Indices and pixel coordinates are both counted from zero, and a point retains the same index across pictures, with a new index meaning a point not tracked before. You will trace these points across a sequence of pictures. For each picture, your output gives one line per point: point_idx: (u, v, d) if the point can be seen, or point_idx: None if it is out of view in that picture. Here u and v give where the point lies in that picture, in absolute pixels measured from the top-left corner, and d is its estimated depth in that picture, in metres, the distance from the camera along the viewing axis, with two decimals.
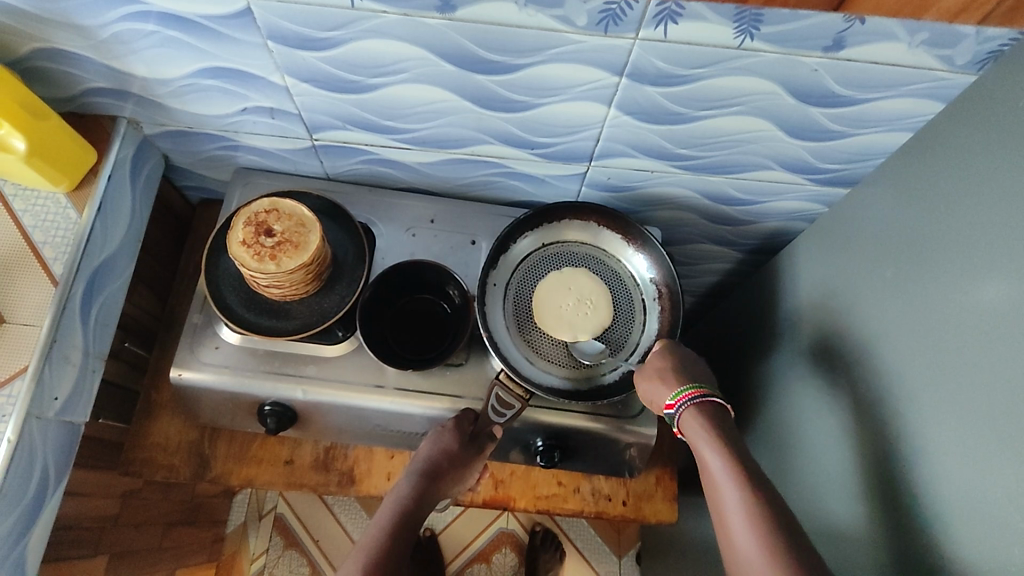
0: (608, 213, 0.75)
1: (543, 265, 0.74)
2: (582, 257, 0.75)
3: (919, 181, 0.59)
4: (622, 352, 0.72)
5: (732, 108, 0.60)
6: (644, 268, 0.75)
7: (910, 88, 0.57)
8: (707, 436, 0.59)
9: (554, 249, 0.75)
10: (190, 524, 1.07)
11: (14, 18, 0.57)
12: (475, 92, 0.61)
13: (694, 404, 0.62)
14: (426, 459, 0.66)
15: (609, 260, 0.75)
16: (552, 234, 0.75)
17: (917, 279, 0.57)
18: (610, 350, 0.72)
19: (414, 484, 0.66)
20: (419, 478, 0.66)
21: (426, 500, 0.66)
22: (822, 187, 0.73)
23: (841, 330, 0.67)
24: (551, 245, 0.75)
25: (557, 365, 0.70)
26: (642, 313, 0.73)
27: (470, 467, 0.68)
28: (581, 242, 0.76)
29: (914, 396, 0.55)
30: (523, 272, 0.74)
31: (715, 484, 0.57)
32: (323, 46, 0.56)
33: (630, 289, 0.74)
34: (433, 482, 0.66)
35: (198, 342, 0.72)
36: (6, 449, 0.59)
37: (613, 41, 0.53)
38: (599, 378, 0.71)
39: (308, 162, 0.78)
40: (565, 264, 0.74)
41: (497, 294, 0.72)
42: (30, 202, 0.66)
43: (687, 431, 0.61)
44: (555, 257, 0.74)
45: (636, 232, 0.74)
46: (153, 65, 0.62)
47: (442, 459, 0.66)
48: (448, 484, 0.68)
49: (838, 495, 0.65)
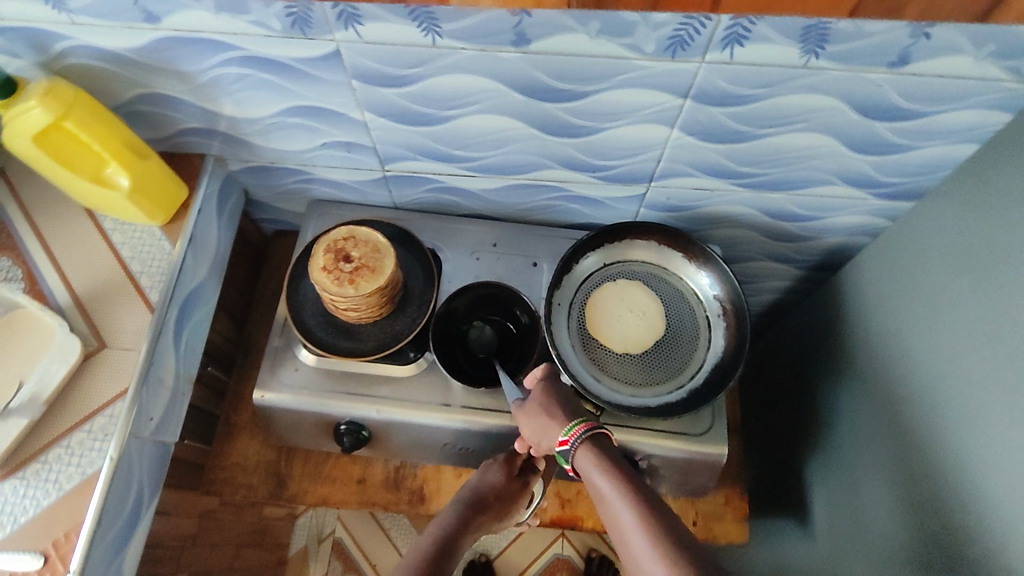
0: (670, 232, 0.76)
1: (605, 284, 0.76)
2: (643, 275, 0.76)
3: (990, 193, 0.58)
4: (686, 369, 0.73)
5: (796, 125, 0.62)
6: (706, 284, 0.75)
7: (977, 99, 0.57)
8: (603, 463, 0.55)
9: (616, 269, 0.77)
10: (258, 546, 1.10)
11: (123, 67, 0.63)
12: (543, 119, 0.64)
13: (587, 440, 0.57)
14: (478, 485, 0.69)
15: (671, 279, 0.76)
16: (613, 253, 0.77)
17: (994, 284, 0.56)
18: (676, 367, 0.73)
19: (463, 509, 0.67)
20: (466, 503, 0.67)
21: (472, 528, 0.67)
22: (885, 201, 0.73)
23: (913, 342, 0.66)
24: (613, 265, 0.77)
25: (625, 383, 0.71)
26: (706, 330, 0.74)
27: (515, 502, 0.71)
28: (643, 261, 0.77)
29: (999, 404, 0.54)
30: (587, 291, 0.75)
31: (608, 507, 0.53)
32: (401, 82, 0.60)
33: (692, 306, 0.75)
34: (479, 510, 0.68)
35: (278, 364, 0.76)
36: (109, 466, 0.62)
37: (679, 65, 0.55)
38: (667, 395, 0.71)
39: (377, 193, 0.82)
40: (627, 283, 0.76)
41: (563, 313, 0.74)
42: (129, 236, 0.72)
43: (581, 468, 0.57)
44: (616, 276, 0.76)
45: (696, 251, 0.75)
46: (242, 105, 0.67)
47: (495, 486, 0.70)
48: (491, 515, 0.69)
49: (922, 513, 0.63)
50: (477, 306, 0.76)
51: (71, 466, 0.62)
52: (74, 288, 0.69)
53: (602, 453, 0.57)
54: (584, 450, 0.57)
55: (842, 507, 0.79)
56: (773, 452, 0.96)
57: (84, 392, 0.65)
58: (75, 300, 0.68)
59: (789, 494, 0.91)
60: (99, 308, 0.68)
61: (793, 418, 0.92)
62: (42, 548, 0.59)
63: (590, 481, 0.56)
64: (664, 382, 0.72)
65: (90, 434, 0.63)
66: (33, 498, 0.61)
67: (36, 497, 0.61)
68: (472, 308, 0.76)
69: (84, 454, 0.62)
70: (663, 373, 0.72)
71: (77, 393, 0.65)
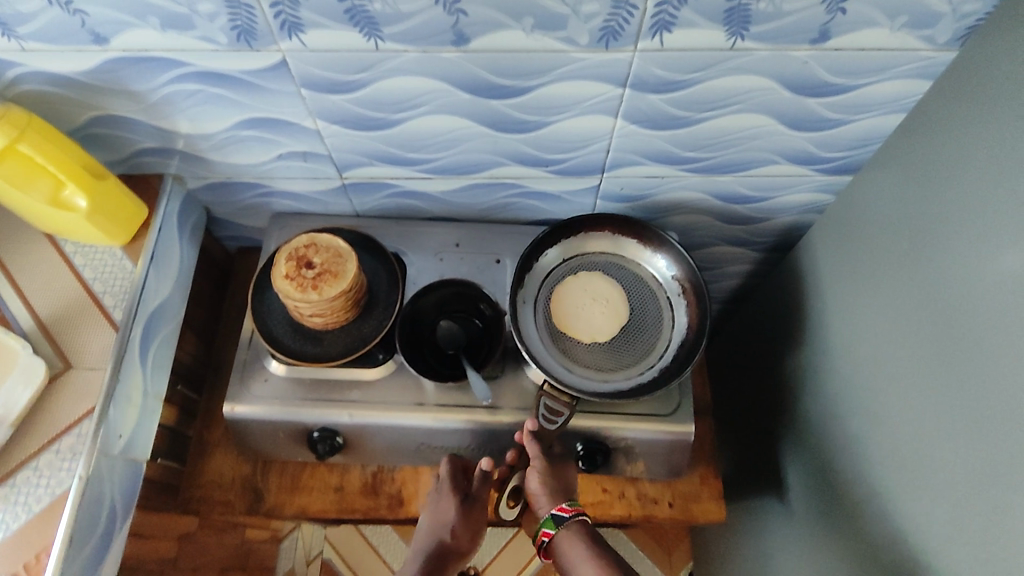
0: (623, 220, 0.78)
1: (564, 279, 0.77)
2: (600, 265, 0.78)
3: (919, 159, 0.61)
4: (654, 350, 0.74)
5: (733, 107, 0.65)
6: (660, 267, 0.78)
7: (898, 70, 0.60)
8: (585, 550, 0.67)
9: (574, 262, 0.78)
10: (243, 570, 1.08)
11: (74, 91, 0.64)
12: (491, 116, 0.66)
13: (578, 524, 0.69)
14: (428, 531, 0.74)
15: (630, 265, 0.78)
16: (569, 247, 0.79)
17: (930, 244, 0.58)
18: (644, 348, 0.74)
19: (424, 559, 0.73)
20: (425, 553, 0.73)
21: (442, 565, 0.73)
22: (828, 177, 0.76)
23: (864, 307, 0.68)
24: (570, 258, 0.79)
25: (596, 371, 0.73)
26: (668, 310, 0.76)
27: (474, 526, 0.75)
28: (602, 252, 0.79)
29: (950, 356, 0.56)
30: (548, 286, 0.77)
31: None
32: (350, 88, 0.62)
33: (651, 289, 0.77)
34: (437, 547, 0.73)
35: (249, 375, 0.76)
36: (79, 484, 0.62)
37: (614, 55, 0.58)
38: (638, 377, 0.73)
39: (338, 202, 0.83)
40: (588, 274, 0.77)
41: (525, 310, 0.75)
42: (90, 258, 0.72)
43: (566, 545, 0.68)
44: (578, 268, 0.78)
45: (648, 236, 0.78)
46: (196, 121, 0.68)
47: (443, 524, 0.74)
48: (459, 549, 0.75)
49: (887, 472, 0.65)
50: (450, 303, 0.77)
51: (41, 487, 0.62)
52: (36, 312, 0.69)
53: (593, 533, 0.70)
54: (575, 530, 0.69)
55: (814, 478, 0.80)
56: (748, 432, 0.98)
57: (51, 414, 0.65)
58: (38, 324, 0.68)
59: (767, 471, 0.92)
60: (62, 331, 0.68)
61: (763, 396, 0.94)
62: (13, 571, 0.59)
63: (569, 560, 0.67)
64: (634, 364, 0.74)
65: (58, 454, 0.63)
66: (2, 522, 0.61)
67: (6, 520, 0.61)
68: (444, 305, 0.77)
69: (53, 474, 0.63)
70: (632, 356, 0.74)
71: (44, 415, 0.65)
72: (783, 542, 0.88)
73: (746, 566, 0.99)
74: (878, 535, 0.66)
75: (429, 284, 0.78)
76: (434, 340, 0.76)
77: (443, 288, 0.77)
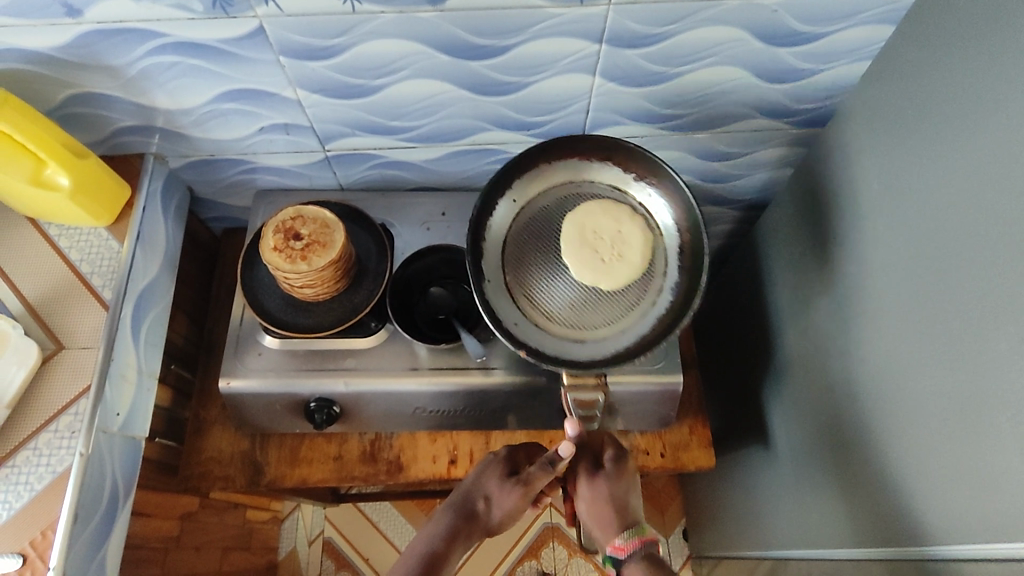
0: (568, 144, 0.71)
1: (525, 232, 0.71)
2: (560, 203, 0.72)
3: (886, 101, 0.63)
4: (655, 276, 0.69)
5: (707, 60, 0.66)
6: (626, 180, 0.72)
7: (863, 16, 0.62)
8: None
9: (525, 214, 0.72)
10: (245, 549, 1.10)
11: (49, 68, 0.63)
12: (471, 79, 0.67)
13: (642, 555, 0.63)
14: (468, 488, 0.72)
15: (586, 189, 0.72)
16: (520, 196, 0.72)
17: (901, 183, 0.60)
18: (644, 267, 0.69)
19: (451, 514, 0.71)
20: (456, 509, 0.72)
21: (464, 531, 0.71)
22: (802, 129, 0.78)
23: (840, 252, 0.71)
24: (517, 214, 0.72)
25: (605, 326, 0.67)
26: (651, 219, 0.71)
27: (506, 506, 0.70)
28: (547, 193, 0.72)
29: (922, 290, 0.57)
30: (512, 246, 0.71)
31: None
32: (327, 54, 0.62)
33: (621, 201, 0.71)
34: (467, 523, 0.71)
35: (242, 350, 0.76)
36: (80, 461, 0.62)
37: (588, 9, 0.59)
38: (649, 305, 0.68)
39: (322, 175, 0.83)
40: (547, 224, 0.71)
41: (497, 288, 0.69)
42: (75, 239, 0.72)
43: None
44: (531, 222, 0.71)
45: (589, 149, 0.72)
46: (175, 96, 0.68)
47: (481, 486, 0.72)
48: (488, 519, 0.72)
49: (867, 407, 0.67)
50: (439, 269, 0.78)
51: (41, 466, 0.63)
52: (24, 295, 0.69)
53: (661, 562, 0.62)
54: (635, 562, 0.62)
55: (799, 425, 0.82)
56: (734, 387, 1.01)
57: (46, 393, 0.65)
58: (27, 308, 0.68)
59: (755, 422, 0.95)
60: (53, 312, 0.68)
61: (747, 350, 0.96)
62: (20, 548, 0.60)
63: None
64: (640, 288, 0.69)
65: (57, 433, 0.64)
66: (5, 501, 0.61)
67: (8, 500, 0.61)
68: (433, 272, 0.78)
69: (53, 452, 0.63)
70: (634, 280, 0.69)
71: (39, 395, 0.65)
72: (770, 487, 0.91)
73: (737, 516, 1.01)
74: (859, 470, 0.68)
75: (417, 252, 0.79)
76: (424, 306, 0.77)
77: (433, 254, 0.78)
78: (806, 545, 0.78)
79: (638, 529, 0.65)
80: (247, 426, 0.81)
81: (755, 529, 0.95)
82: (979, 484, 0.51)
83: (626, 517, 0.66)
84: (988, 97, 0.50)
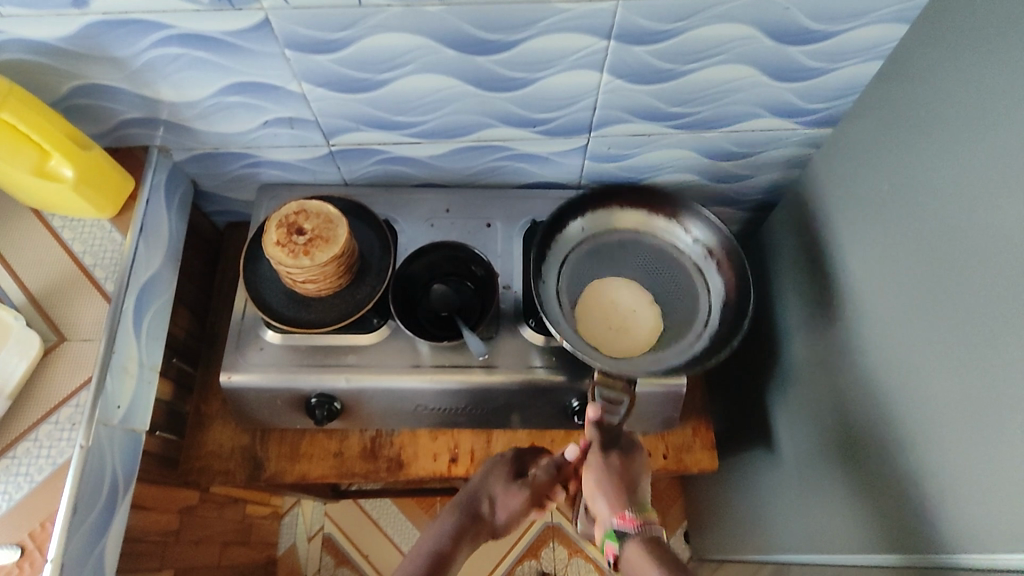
0: (628, 190, 0.78)
1: (580, 265, 0.76)
2: (622, 242, 0.78)
3: (898, 102, 0.62)
4: (697, 323, 0.73)
5: (716, 57, 0.65)
6: (677, 231, 0.77)
7: (876, 14, 0.61)
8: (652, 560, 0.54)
9: (590, 242, 0.77)
10: (244, 544, 1.10)
11: (54, 59, 0.63)
12: (477, 74, 0.66)
13: (643, 534, 0.58)
14: (474, 489, 0.72)
15: (644, 236, 0.78)
16: (586, 228, 0.78)
17: (912, 185, 0.60)
18: (686, 316, 0.74)
19: (459, 514, 0.69)
20: (463, 509, 0.70)
21: (472, 532, 0.69)
22: (811, 130, 0.77)
23: (848, 255, 0.70)
24: (583, 241, 0.77)
25: (644, 351, 0.71)
26: (699, 275, 0.76)
27: (515, 506, 0.71)
28: (612, 232, 0.78)
29: (933, 294, 0.57)
30: (568, 274, 0.76)
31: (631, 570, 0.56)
32: (333, 48, 0.62)
33: (676, 256, 0.77)
34: (475, 524, 0.69)
35: (244, 345, 0.76)
36: (80, 454, 0.62)
37: (597, 4, 0.58)
38: (687, 347, 0.71)
39: (326, 171, 0.83)
40: (603, 259, 0.77)
41: (553, 302, 0.73)
42: (78, 231, 0.72)
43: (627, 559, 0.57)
44: (591, 254, 0.77)
45: (659, 202, 0.78)
46: (180, 88, 0.68)
47: (487, 486, 0.72)
48: (494, 521, 0.71)
49: (874, 412, 0.66)
50: (440, 267, 0.78)
51: (42, 457, 0.62)
52: (27, 287, 0.69)
53: (662, 543, 0.58)
54: (638, 540, 0.57)
55: (804, 428, 0.82)
56: (739, 389, 1.00)
57: (48, 385, 0.65)
58: (29, 299, 0.68)
59: (759, 425, 0.94)
60: (55, 304, 0.68)
61: (752, 352, 0.95)
62: (19, 540, 0.59)
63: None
64: (680, 337, 0.72)
65: (58, 425, 0.64)
66: (5, 493, 0.61)
67: (8, 491, 0.61)
68: (436, 269, 0.78)
69: (54, 444, 0.63)
70: (675, 324, 0.73)
71: (40, 387, 0.65)
72: (773, 491, 0.90)
73: (740, 519, 1.01)
74: (866, 475, 0.68)
75: (421, 248, 0.78)
76: (427, 303, 0.77)
77: (436, 251, 0.77)
78: (810, 549, 0.78)
79: (641, 511, 0.61)
80: (248, 421, 0.81)
81: (758, 532, 0.94)
82: (992, 492, 0.50)
83: (631, 497, 0.63)
84: (1004, 98, 0.49)
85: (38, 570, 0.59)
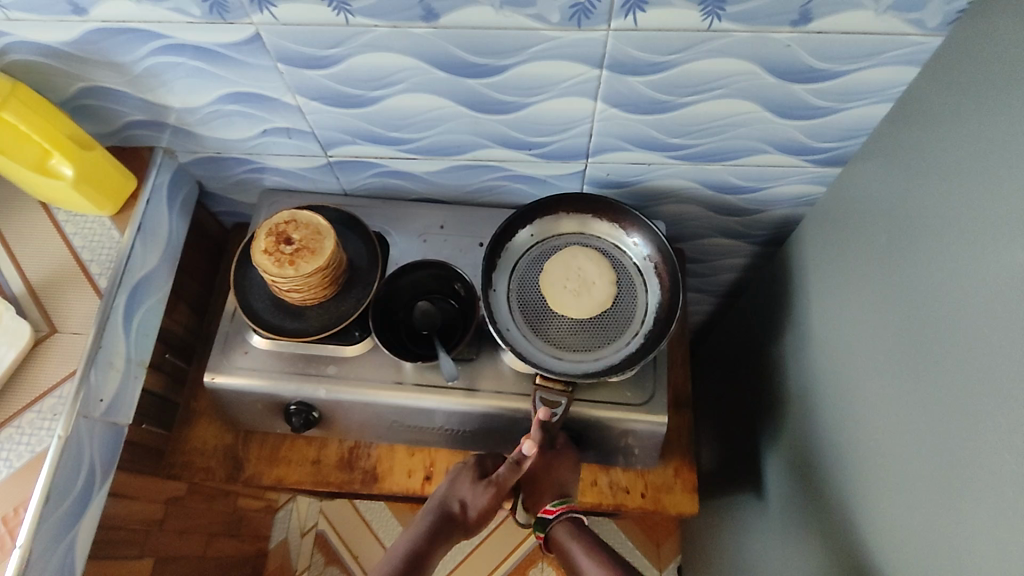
0: (569, 199, 0.74)
1: (530, 270, 0.73)
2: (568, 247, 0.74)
3: (906, 149, 0.58)
4: (634, 321, 0.71)
5: (716, 91, 0.63)
6: (622, 235, 0.74)
7: (886, 56, 0.58)
8: (583, 546, 0.65)
9: (536, 248, 0.74)
10: (233, 536, 1.12)
11: (61, 61, 0.65)
12: (469, 96, 0.65)
13: (568, 518, 0.68)
14: (442, 495, 0.71)
15: (591, 240, 0.74)
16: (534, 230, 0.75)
17: (910, 239, 0.56)
18: (627, 313, 0.71)
19: (431, 516, 0.70)
20: (434, 512, 0.70)
21: (446, 532, 0.70)
22: (821, 168, 0.74)
23: (845, 304, 0.66)
24: (530, 247, 0.74)
25: (584, 352, 0.69)
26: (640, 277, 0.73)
27: (483, 504, 0.69)
28: (562, 236, 0.75)
29: (922, 359, 0.53)
30: (517, 278, 0.73)
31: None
32: (324, 64, 0.62)
33: (619, 259, 0.74)
34: (450, 526, 0.70)
35: (230, 347, 0.77)
36: (57, 444, 0.64)
37: (588, 34, 0.57)
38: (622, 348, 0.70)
39: (325, 179, 0.84)
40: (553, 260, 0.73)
41: (501, 303, 0.71)
42: (79, 226, 0.74)
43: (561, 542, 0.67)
44: (542, 255, 0.74)
45: (602, 206, 0.74)
46: (182, 95, 0.69)
47: (455, 490, 0.71)
48: (467, 522, 0.70)
49: (856, 474, 0.63)
50: (425, 285, 0.78)
51: (22, 445, 0.65)
52: (26, 276, 0.71)
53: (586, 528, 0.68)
54: (566, 528, 0.68)
55: (790, 480, 0.78)
56: (735, 429, 0.97)
57: (35, 374, 0.67)
58: (27, 288, 0.71)
59: (751, 469, 0.90)
60: (50, 296, 0.71)
61: (751, 391, 0.91)
62: None
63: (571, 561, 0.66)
64: (621, 330, 0.70)
65: (39, 414, 0.66)
66: None
67: None
68: (420, 287, 0.78)
69: (34, 433, 0.65)
70: (614, 322, 0.71)
71: (28, 375, 0.67)
72: (758, 539, 0.86)
73: (727, 563, 0.97)
74: (844, 540, 0.64)
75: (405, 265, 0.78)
76: (409, 320, 0.76)
77: (417, 270, 0.77)
78: None
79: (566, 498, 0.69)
80: (230, 420, 0.82)
81: None
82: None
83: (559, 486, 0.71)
84: (1002, 158, 0.46)
85: (7, 554, 0.61)
